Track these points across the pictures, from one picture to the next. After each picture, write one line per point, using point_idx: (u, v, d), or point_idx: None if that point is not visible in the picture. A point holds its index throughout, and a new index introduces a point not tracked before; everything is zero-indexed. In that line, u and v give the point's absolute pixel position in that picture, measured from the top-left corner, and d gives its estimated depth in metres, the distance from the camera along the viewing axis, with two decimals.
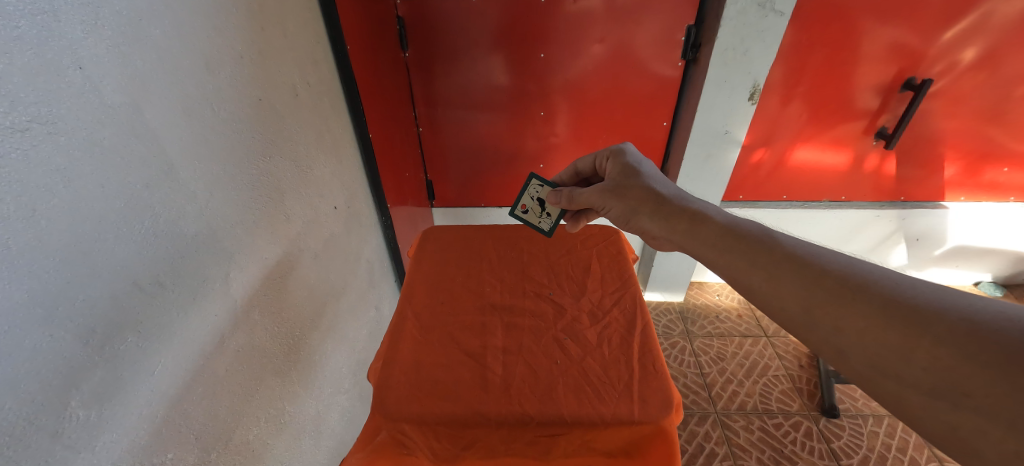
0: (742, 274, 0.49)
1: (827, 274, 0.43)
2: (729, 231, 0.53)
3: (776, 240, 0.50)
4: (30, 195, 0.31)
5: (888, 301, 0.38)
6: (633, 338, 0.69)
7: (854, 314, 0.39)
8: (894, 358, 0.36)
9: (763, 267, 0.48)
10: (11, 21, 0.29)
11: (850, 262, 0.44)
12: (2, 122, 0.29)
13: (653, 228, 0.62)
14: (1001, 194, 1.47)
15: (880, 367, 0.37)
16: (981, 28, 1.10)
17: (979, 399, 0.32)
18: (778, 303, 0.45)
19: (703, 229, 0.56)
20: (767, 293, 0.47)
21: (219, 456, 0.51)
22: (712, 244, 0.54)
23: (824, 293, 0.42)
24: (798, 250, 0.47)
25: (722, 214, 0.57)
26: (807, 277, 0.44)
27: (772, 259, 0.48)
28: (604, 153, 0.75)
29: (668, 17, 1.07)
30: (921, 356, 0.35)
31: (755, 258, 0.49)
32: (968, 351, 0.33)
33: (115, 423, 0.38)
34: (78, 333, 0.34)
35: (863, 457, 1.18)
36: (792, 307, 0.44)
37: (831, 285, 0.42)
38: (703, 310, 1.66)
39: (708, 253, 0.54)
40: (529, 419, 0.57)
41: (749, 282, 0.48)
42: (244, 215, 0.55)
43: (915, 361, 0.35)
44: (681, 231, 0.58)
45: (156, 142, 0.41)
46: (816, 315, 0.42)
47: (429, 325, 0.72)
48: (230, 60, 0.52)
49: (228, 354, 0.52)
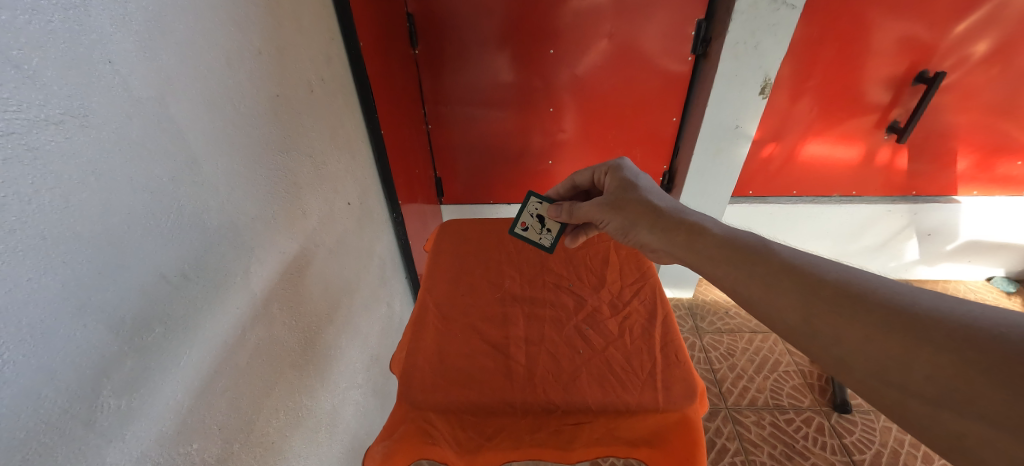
0: (742, 283, 0.49)
1: (825, 283, 0.43)
2: (728, 243, 0.53)
3: (774, 250, 0.50)
4: (64, 186, 0.31)
5: (887, 310, 0.38)
6: (654, 329, 0.69)
7: (853, 323, 0.39)
8: (895, 366, 0.36)
9: (761, 276, 0.47)
10: (45, 15, 0.29)
11: (850, 271, 0.44)
12: (37, 114, 0.29)
13: (652, 241, 0.61)
14: (1015, 188, 1.46)
15: (882, 376, 0.37)
16: (994, 21, 1.09)
17: (981, 405, 0.32)
18: (778, 314, 0.45)
19: (701, 241, 0.55)
20: (767, 304, 0.46)
21: (240, 449, 0.51)
22: (711, 256, 0.53)
23: (823, 302, 0.42)
24: (798, 261, 0.47)
25: (720, 226, 0.56)
26: (806, 287, 0.44)
27: (771, 269, 0.47)
28: (601, 168, 0.74)
29: (678, 13, 1.07)
30: (922, 363, 0.35)
31: (754, 269, 0.48)
32: (966, 358, 0.33)
33: (143, 413, 0.38)
34: (109, 325, 0.35)
35: (876, 453, 1.18)
36: (792, 317, 0.43)
37: (830, 295, 0.42)
38: (712, 306, 1.66)
39: (707, 265, 0.53)
40: (554, 407, 0.58)
41: (746, 292, 0.48)
42: (263, 209, 0.55)
43: (916, 370, 0.35)
44: (679, 243, 0.57)
45: (180, 137, 0.41)
46: (816, 326, 0.41)
47: (450, 316, 0.72)
48: (249, 55, 0.52)
49: (248, 347, 0.53)
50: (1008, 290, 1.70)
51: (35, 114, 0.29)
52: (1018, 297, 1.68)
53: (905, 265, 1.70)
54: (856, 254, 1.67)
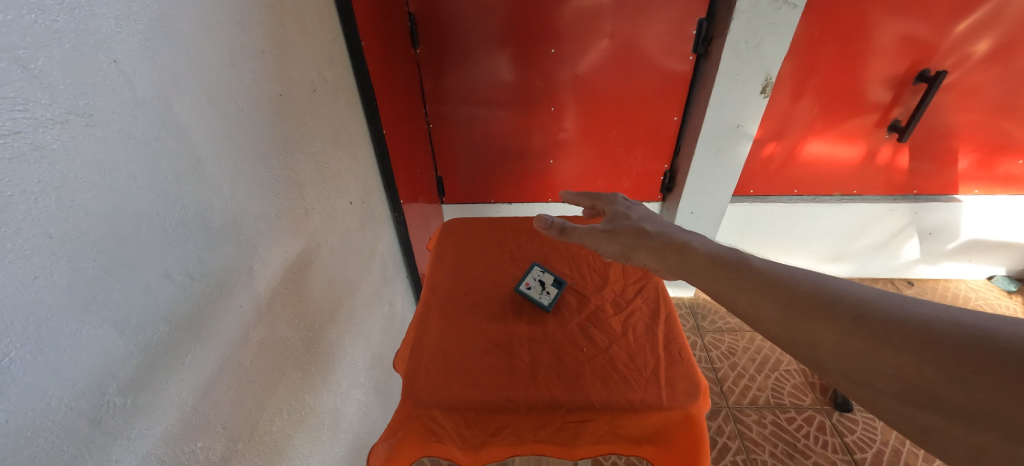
0: (731, 286, 0.49)
1: (798, 294, 0.43)
2: (715, 261, 0.53)
3: (752, 266, 0.50)
4: (70, 185, 0.31)
5: (853, 314, 0.38)
6: (657, 327, 0.69)
7: (824, 329, 0.39)
8: (865, 368, 0.36)
9: (744, 289, 0.48)
10: (50, 15, 0.30)
11: (819, 280, 0.44)
12: (43, 114, 0.29)
13: (650, 262, 0.61)
14: (1015, 187, 1.46)
15: (854, 377, 0.37)
16: (995, 20, 1.09)
17: (944, 398, 0.32)
18: (761, 325, 0.45)
19: (691, 259, 0.56)
20: (752, 315, 0.46)
21: (244, 447, 0.52)
22: (700, 275, 0.53)
23: (797, 313, 0.42)
24: (775, 274, 0.47)
25: (708, 243, 0.56)
26: (781, 298, 0.44)
27: (752, 283, 0.47)
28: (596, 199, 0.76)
29: (679, 12, 1.07)
30: (886, 363, 0.35)
31: (738, 284, 0.49)
32: (923, 357, 0.33)
33: (148, 411, 0.38)
34: (115, 324, 0.35)
35: (876, 451, 1.18)
36: (774, 327, 0.43)
37: (804, 306, 0.42)
38: (714, 305, 1.66)
39: (698, 280, 0.54)
40: (558, 404, 0.58)
41: (731, 298, 0.49)
42: (266, 208, 0.55)
43: (883, 370, 0.35)
44: (672, 263, 0.58)
45: (184, 137, 0.41)
46: (794, 334, 0.41)
47: (454, 314, 0.72)
48: (251, 54, 0.52)
49: (252, 346, 0.53)
50: (1009, 289, 1.70)
51: (42, 114, 0.29)
52: (1019, 296, 1.68)
53: (906, 265, 1.70)
54: (857, 253, 1.67)
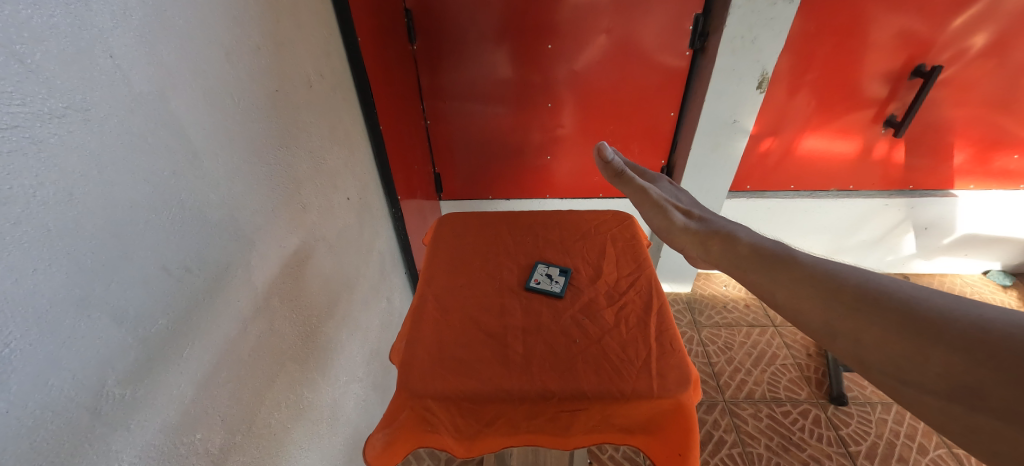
0: (770, 278, 0.47)
1: (844, 288, 0.41)
2: (755, 251, 0.52)
3: (796, 258, 0.48)
4: (67, 179, 0.31)
5: (900, 312, 0.36)
6: (650, 318, 0.70)
7: (869, 324, 0.37)
8: (910, 365, 0.33)
9: (784, 280, 0.45)
10: (47, 10, 0.30)
11: (867, 276, 0.42)
12: (41, 108, 0.29)
13: (688, 247, 0.64)
14: (1011, 181, 1.47)
15: (898, 374, 0.34)
16: (991, 15, 1.09)
17: (997, 400, 0.29)
18: (800, 317, 0.42)
19: (731, 248, 0.56)
20: (790, 307, 0.44)
21: (243, 439, 0.52)
22: (739, 263, 0.53)
23: (842, 306, 0.39)
24: (819, 267, 0.45)
25: (750, 233, 0.57)
26: (826, 290, 0.41)
27: (795, 275, 0.45)
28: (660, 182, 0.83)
29: (675, 8, 1.07)
30: (936, 360, 0.32)
31: (777, 274, 0.47)
32: (977, 358, 0.31)
33: (147, 403, 0.39)
34: (115, 316, 0.36)
35: (872, 443, 1.19)
36: (812, 319, 0.41)
37: (849, 299, 0.40)
38: (710, 300, 1.68)
39: (735, 272, 0.53)
40: (550, 394, 0.59)
41: (770, 290, 0.46)
42: (264, 203, 0.56)
43: (929, 366, 0.32)
44: (714, 250, 0.58)
45: (181, 132, 0.41)
46: (835, 328, 0.39)
47: (450, 307, 0.72)
48: (247, 50, 0.52)
49: (250, 339, 0.53)
50: (1004, 284, 1.71)
51: (39, 107, 0.29)
52: (1014, 291, 1.69)
53: (902, 260, 1.71)
54: (853, 248, 1.68)
